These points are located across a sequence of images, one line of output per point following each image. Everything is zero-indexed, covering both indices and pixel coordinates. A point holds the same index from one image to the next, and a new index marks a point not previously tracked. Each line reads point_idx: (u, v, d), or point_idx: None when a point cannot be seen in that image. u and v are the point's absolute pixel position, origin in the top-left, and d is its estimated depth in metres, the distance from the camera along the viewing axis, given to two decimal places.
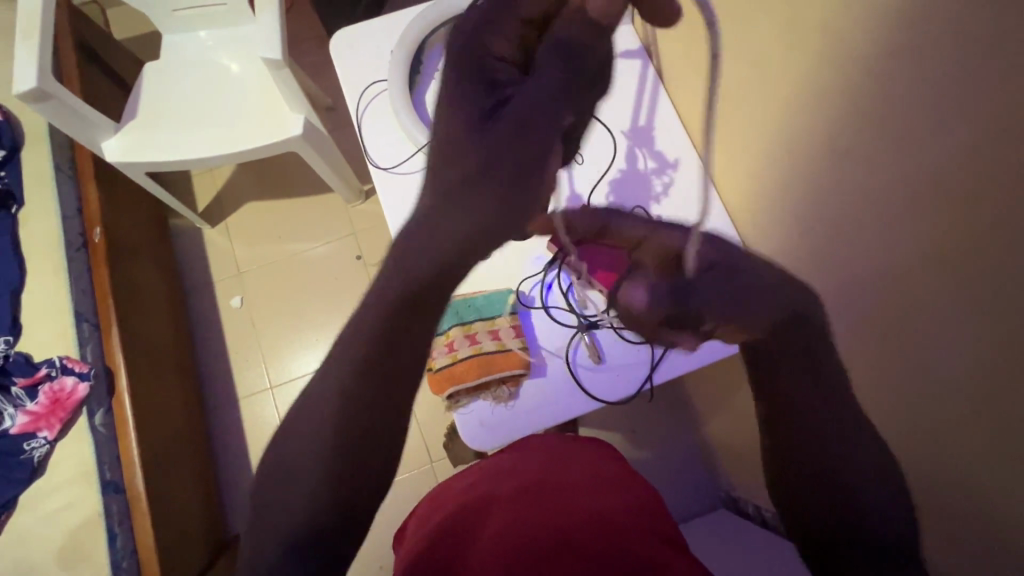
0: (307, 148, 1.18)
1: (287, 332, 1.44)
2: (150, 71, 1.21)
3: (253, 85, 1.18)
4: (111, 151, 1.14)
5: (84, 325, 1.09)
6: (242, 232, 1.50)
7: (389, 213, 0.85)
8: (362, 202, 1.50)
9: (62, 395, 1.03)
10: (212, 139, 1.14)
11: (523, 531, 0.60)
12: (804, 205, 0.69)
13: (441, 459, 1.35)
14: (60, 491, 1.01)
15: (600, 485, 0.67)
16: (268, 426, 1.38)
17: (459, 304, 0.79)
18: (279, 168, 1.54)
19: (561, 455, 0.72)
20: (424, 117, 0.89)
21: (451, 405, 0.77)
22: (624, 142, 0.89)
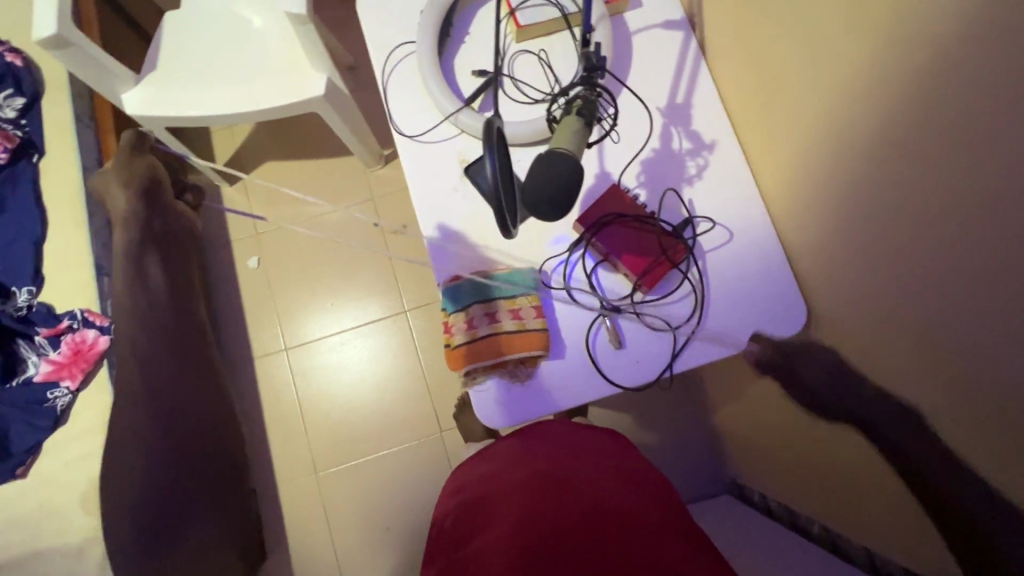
0: (328, 110, 1.15)
1: (303, 296, 1.44)
2: (170, 21, 1.17)
3: (274, 41, 1.15)
4: (129, 104, 1.12)
5: (103, 280, 1.12)
6: (260, 192, 1.49)
7: (412, 183, 0.82)
8: (381, 166, 1.47)
9: (83, 347, 1.06)
10: (231, 96, 1.12)
11: (540, 525, 0.61)
12: (849, 197, 0.65)
13: (451, 429, 1.37)
14: (82, 439, 1.04)
15: (610, 474, 0.68)
16: (282, 387, 1.40)
17: (479, 281, 0.78)
18: (299, 128, 1.51)
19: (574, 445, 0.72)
20: (452, 84, 0.85)
21: (468, 382, 0.76)
22: (660, 119, 0.85)
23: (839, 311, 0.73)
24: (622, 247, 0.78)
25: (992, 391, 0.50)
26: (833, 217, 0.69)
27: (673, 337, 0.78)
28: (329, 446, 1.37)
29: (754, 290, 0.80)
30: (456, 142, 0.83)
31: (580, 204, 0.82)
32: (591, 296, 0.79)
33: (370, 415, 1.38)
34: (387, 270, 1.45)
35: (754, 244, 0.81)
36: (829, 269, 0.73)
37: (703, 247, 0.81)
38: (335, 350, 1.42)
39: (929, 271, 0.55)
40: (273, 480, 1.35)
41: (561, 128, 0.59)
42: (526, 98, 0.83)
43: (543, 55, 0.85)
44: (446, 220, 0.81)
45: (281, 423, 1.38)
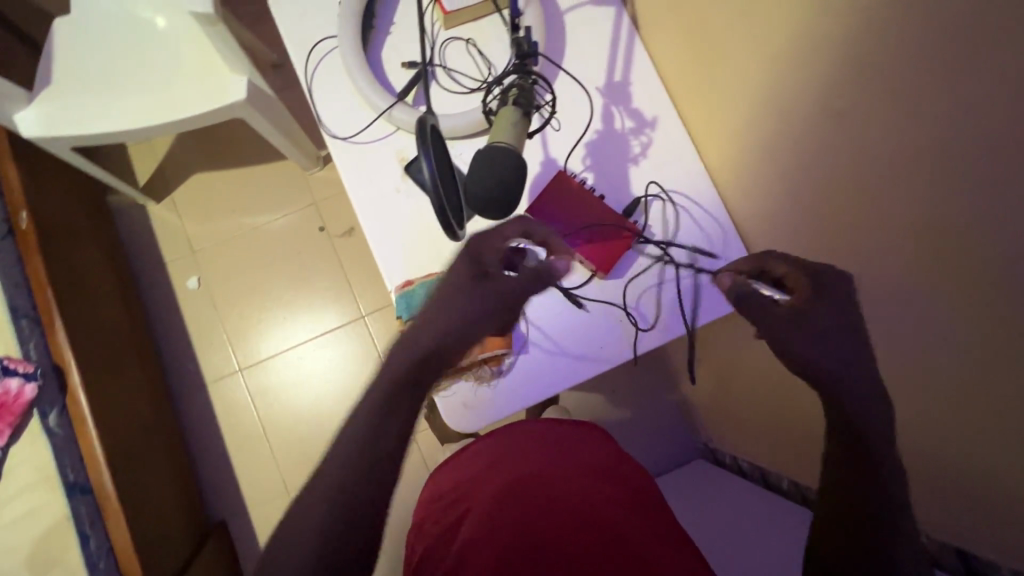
0: (254, 114, 1.08)
1: (252, 313, 1.37)
2: (59, 28, 1.06)
3: (184, 43, 1.05)
4: (26, 125, 1.01)
5: (22, 322, 1.02)
6: (190, 207, 1.39)
7: (350, 188, 0.78)
8: (320, 168, 1.40)
9: (6, 399, 0.96)
10: (144, 107, 1.03)
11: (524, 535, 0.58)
12: (793, 165, 0.66)
13: (423, 431, 1.34)
14: (22, 496, 0.96)
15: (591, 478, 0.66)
16: (242, 409, 1.33)
17: (433, 284, 0.74)
18: (225, 134, 1.41)
19: (552, 446, 0.72)
20: (381, 78, 0.81)
21: (432, 389, 0.74)
22: (600, 99, 0.84)
23: None
24: (576, 233, 0.76)
25: (942, 344, 0.52)
26: (778, 186, 0.70)
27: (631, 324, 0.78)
28: (299, 464, 1.32)
29: (706, 264, 0.80)
30: (393, 140, 0.79)
31: (528, 194, 0.80)
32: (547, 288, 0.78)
33: (338, 428, 1.34)
34: (339, 276, 1.39)
35: (703, 218, 0.82)
36: (778, 236, 0.74)
37: (653, 226, 0.81)
38: (293, 365, 1.36)
39: (871, 231, 0.56)
40: (244, 508, 1.30)
41: (499, 121, 0.56)
42: (461, 87, 0.79)
43: (475, 42, 0.81)
44: (391, 224, 0.77)
45: (245, 448, 1.32)
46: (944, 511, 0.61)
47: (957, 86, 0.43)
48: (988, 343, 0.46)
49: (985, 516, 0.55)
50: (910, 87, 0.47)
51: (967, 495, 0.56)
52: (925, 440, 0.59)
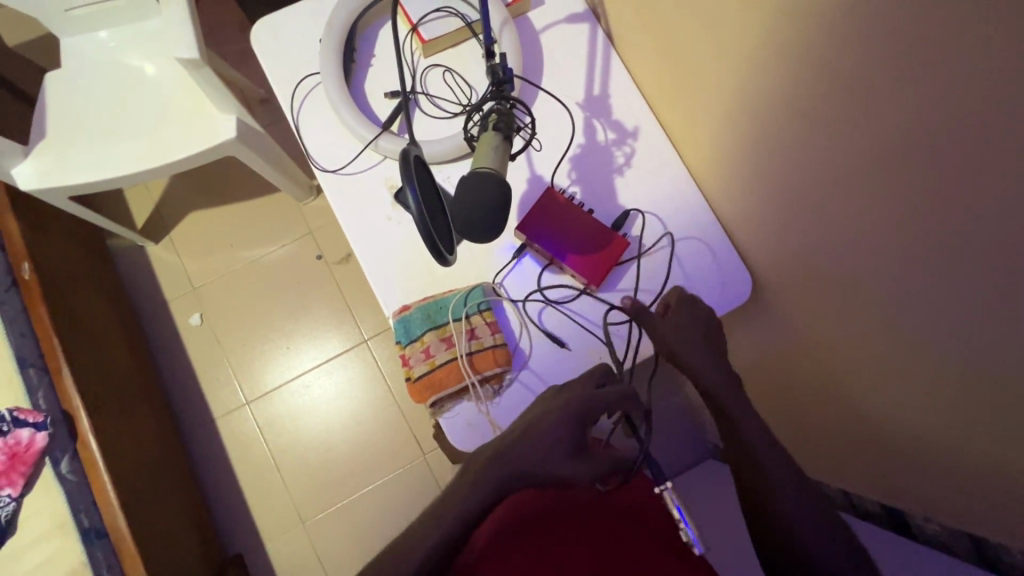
0: (245, 150, 1.10)
1: (255, 345, 1.38)
2: (51, 81, 1.09)
3: (173, 87, 1.08)
4: (23, 178, 1.03)
5: (30, 371, 1.04)
6: (189, 245, 1.41)
7: (342, 219, 0.79)
8: (314, 197, 1.43)
9: (19, 448, 0.97)
10: (138, 152, 1.05)
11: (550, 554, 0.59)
12: (776, 165, 0.67)
13: (433, 450, 1.35)
14: (38, 545, 0.96)
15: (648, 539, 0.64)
16: (251, 441, 1.34)
17: (429, 307, 0.75)
18: (219, 171, 1.44)
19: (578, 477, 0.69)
20: (366, 110, 0.82)
21: (436, 412, 0.74)
22: (581, 114, 0.85)
23: (780, 274, 0.76)
24: (566, 248, 0.77)
25: (933, 330, 0.53)
26: (763, 186, 0.72)
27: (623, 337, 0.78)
28: (312, 492, 1.32)
29: (697, 268, 0.81)
30: (381, 169, 0.80)
31: (517, 212, 0.82)
32: (541, 304, 0.79)
33: (348, 453, 1.34)
34: (339, 302, 1.40)
35: (690, 222, 0.83)
36: (768, 234, 0.75)
37: (642, 234, 0.82)
38: (299, 394, 1.37)
39: (861, 223, 0.57)
40: (260, 540, 1.30)
41: (480, 146, 0.58)
42: (444, 113, 0.81)
43: (454, 67, 0.83)
44: (385, 251, 0.78)
45: (257, 480, 1.32)
46: (950, 497, 0.61)
47: (926, 79, 0.44)
48: (982, 327, 0.47)
49: (991, 500, 0.55)
50: (885, 83, 0.48)
51: (972, 480, 0.56)
52: (928, 427, 0.59)
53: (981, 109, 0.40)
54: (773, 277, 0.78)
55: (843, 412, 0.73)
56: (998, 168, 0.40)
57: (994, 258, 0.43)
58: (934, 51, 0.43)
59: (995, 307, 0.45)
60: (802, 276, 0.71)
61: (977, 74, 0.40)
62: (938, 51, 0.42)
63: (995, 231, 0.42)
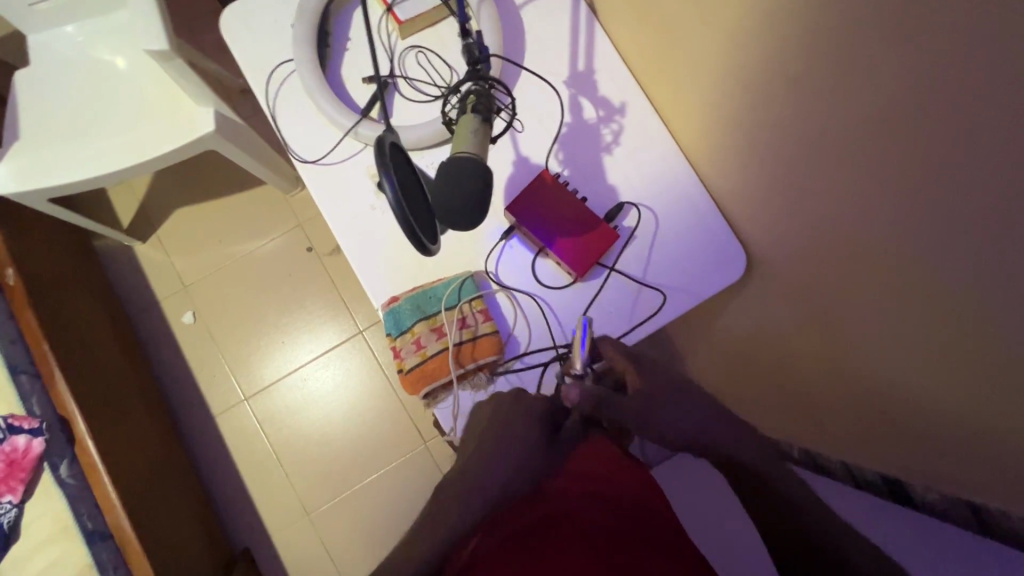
0: (225, 143, 1.07)
1: (251, 341, 1.37)
2: (21, 81, 1.05)
3: (147, 81, 1.05)
4: None
5: (22, 378, 1.03)
6: (177, 243, 1.39)
7: (325, 211, 0.77)
8: (301, 188, 1.40)
9: (17, 455, 0.97)
10: (115, 150, 1.02)
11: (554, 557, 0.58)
12: (768, 136, 0.65)
13: (434, 437, 1.35)
14: (43, 549, 0.97)
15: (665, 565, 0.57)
16: (251, 437, 1.34)
17: (418, 298, 0.74)
18: (202, 166, 1.41)
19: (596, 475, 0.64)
20: (344, 97, 0.80)
21: (430, 402, 0.73)
22: (566, 91, 0.83)
23: (775, 249, 0.75)
24: (556, 232, 0.75)
25: (929, 301, 0.51)
26: (754, 157, 0.70)
27: (616, 324, 0.78)
28: (315, 484, 1.33)
29: (691, 249, 0.80)
30: (362, 157, 0.78)
31: (506, 195, 0.79)
32: (534, 291, 0.77)
33: (350, 444, 1.34)
34: (332, 293, 1.39)
35: (682, 199, 0.81)
36: (763, 207, 0.73)
37: (635, 225, 0.79)
38: (297, 387, 1.36)
39: (854, 194, 0.55)
40: (267, 533, 1.31)
41: (460, 130, 0.56)
42: (424, 96, 0.79)
43: (433, 49, 0.80)
44: (370, 243, 0.76)
45: (260, 474, 1.33)
46: (949, 466, 0.60)
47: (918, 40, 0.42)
48: (977, 295, 0.46)
49: (994, 470, 0.54)
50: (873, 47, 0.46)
51: (972, 451, 0.55)
52: (926, 398, 0.58)
53: (975, 70, 0.38)
54: (769, 253, 0.77)
55: (840, 384, 0.73)
56: (993, 132, 0.39)
57: (989, 227, 0.42)
58: (925, 10, 0.40)
59: (992, 276, 0.43)
60: (798, 249, 0.69)
61: (970, 33, 0.37)
62: (929, 10, 0.40)
63: (987, 198, 0.41)
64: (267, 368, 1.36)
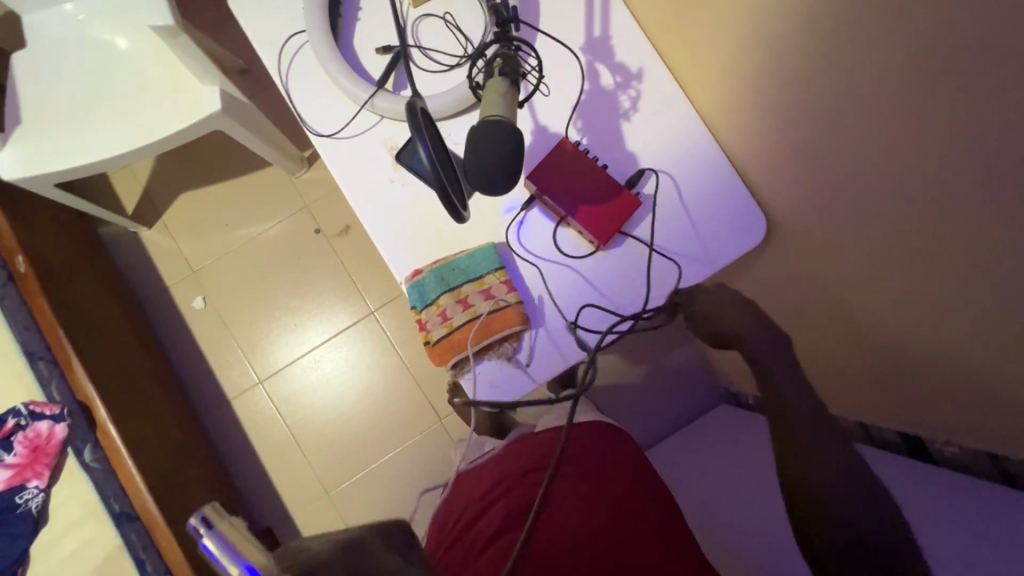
0: (231, 123, 1.05)
1: (262, 324, 1.37)
2: (19, 63, 1.03)
3: (149, 59, 1.03)
4: (3, 167, 0.99)
5: (40, 364, 1.03)
6: (183, 227, 1.38)
7: (344, 185, 0.77)
8: (306, 169, 1.39)
9: (40, 441, 0.97)
10: (120, 131, 1.00)
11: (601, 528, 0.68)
12: (791, 95, 0.65)
13: (449, 415, 1.36)
14: (72, 532, 0.98)
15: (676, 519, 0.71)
16: (267, 420, 1.35)
17: (442, 270, 0.74)
18: (204, 149, 1.39)
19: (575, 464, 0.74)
20: (358, 68, 0.79)
21: (457, 373, 0.74)
22: (583, 58, 0.82)
23: (794, 212, 0.76)
24: (578, 202, 0.75)
25: (961, 255, 0.52)
26: (775, 120, 0.69)
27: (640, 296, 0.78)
28: (333, 464, 1.34)
29: (712, 215, 0.80)
30: (379, 130, 0.77)
31: (525, 165, 0.79)
32: (556, 262, 0.77)
33: (365, 424, 1.36)
34: (342, 274, 1.38)
35: (701, 165, 0.81)
36: (783, 171, 0.73)
37: (655, 192, 0.79)
38: (311, 369, 1.37)
39: (879, 151, 0.55)
40: (287, 514, 1.32)
41: (488, 94, 0.55)
42: (440, 66, 0.77)
43: (447, 17, 0.79)
44: (391, 216, 0.76)
45: (277, 457, 1.34)
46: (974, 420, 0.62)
47: None
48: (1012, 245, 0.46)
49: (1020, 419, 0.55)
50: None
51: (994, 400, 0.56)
52: (948, 353, 0.59)
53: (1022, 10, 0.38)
54: (789, 217, 0.77)
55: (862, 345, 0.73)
56: None
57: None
58: None
59: (1022, 226, 0.44)
60: (818, 212, 0.70)
61: None
62: None
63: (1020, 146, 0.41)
64: (280, 352, 1.37)
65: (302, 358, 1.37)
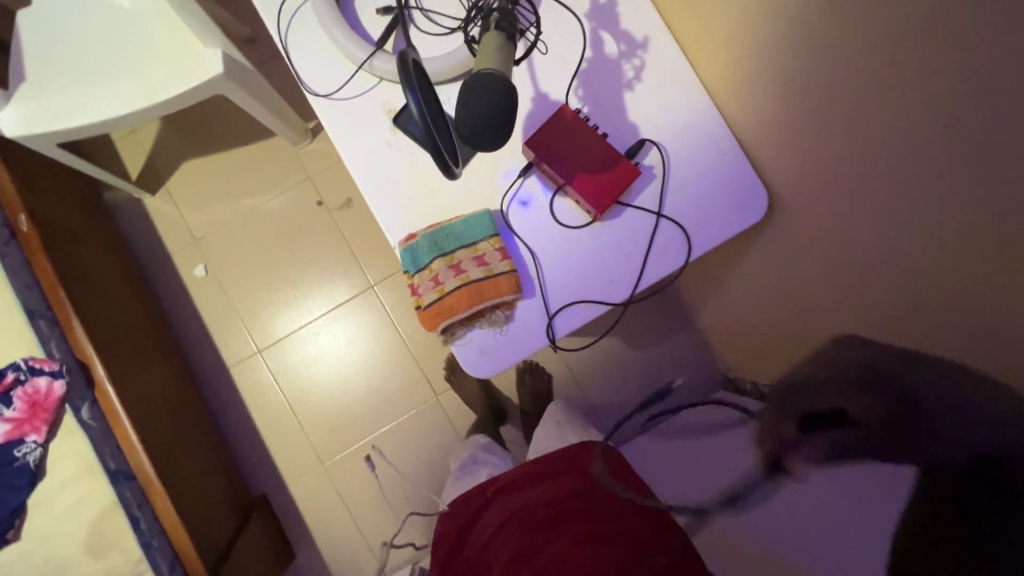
0: (235, 88, 1.05)
1: (263, 295, 1.37)
2: (24, 19, 1.02)
3: (155, 19, 1.02)
4: (8, 124, 1.00)
5: (40, 322, 1.03)
6: (186, 195, 1.38)
7: (340, 147, 0.76)
8: (310, 141, 1.39)
9: (38, 397, 0.98)
10: (125, 90, 1.00)
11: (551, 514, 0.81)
12: (805, 60, 0.63)
13: (446, 391, 1.36)
14: (70, 487, 0.99)
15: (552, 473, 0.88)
16: (266, 389, 1.36)
17: (436, 235, 0.73)
18: (208, 117, 1.39)
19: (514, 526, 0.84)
20: (357, 28, 0.77)
21: (448, 338, 0.74)
22: (587, 24, 0.80)
23: (798, 187, 0.74)
24: (576, 169, 0.74)
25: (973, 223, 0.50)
26: (785, 89, 0.67)
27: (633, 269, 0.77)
28: (329, 435, 1.35)
29: (714, 188, 0.78)
30: (377, 92, 0.76)
31: (524, 131, 0.77)
32: (551, 230, 0.77)
33: (361, 397, 1.36)
34: (344, 247, 1.38)
35: (704, 137, 0.79)
36: (789, 144, 0.71)
37: (656, 163, 0.78)
38: (310, 340, 1.37)
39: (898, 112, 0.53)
40: (283, 482, 1.34)
41: (482, 48, 0.54)
42: (440, 29, 0.76)
43: None
44: (387, 179, 0.75)
45: (275, 426, 1.35)
46: None
47: None
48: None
49: None
50: None
51: None
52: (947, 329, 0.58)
53: None
54: (793, 193, 0.76)
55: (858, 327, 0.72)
56: None
57: None
58: None
59: None
60: (824, 187, 0.68)
61: None
62: None
63: None
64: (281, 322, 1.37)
65: (302, 329, 1.37)
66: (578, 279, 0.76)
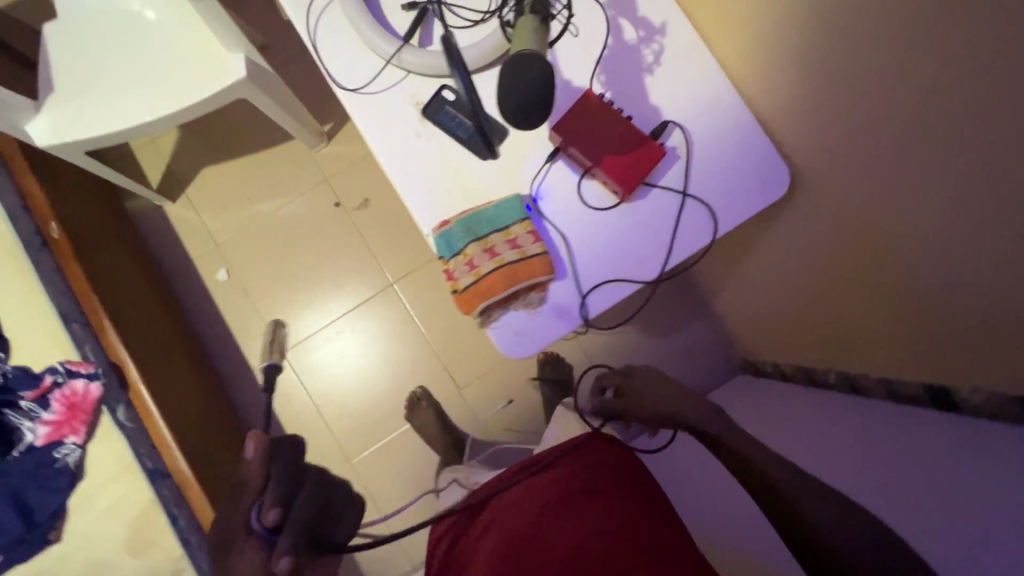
0: (257, 92, 1.07)
1: (283, 297, 1.39)
2: (51, 31, 1.05)
3: (178, 27, 1.04)
4: (40, 134, 1.02)
5: (74, 327, 1.05)
6: (206, 201, 1.41)
7: (370, 138, 0.78)
8: (326, 144, 1.41)
9: (76, 399, 0.99)
10: (151, 98, 1.03)
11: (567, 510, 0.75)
12: (825, 35, 0.64)
13: (467, 385, 1.38)
14: (108, 487, 1.01)
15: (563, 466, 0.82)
16: (289, 389, 1.37)
17: (468, 221, 0.75)
18: (225, 124, 1.41)
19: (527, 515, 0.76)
20: (383, 24, 0.79)
21: (484, 321, 0.75)
22: (606, 12, 0.82)
23: (819, 162, 0.76)
24: (603, 151, 0.76)
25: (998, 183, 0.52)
26: (805, 66, 0.69)
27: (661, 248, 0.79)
28: (353, 432, 1.37)
29: (735, 166, 0.80)
30: (405, 84, 0.78)
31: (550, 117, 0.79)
32: (580, 213, 0.78)
33: (384, 393, 1.38)
34: (362, 247, 1.40)
35: (723, 116, 0.80)
36: (809, 120, 0.73)
37: (680, 144, 0.79)
38: (331, 339, 1.39)
39: (923, 79, 0.55)
40: None
41: (519, 32, 0.57)
42: (465, 21, 0.78)
43: None
44: (416, 168, 0.77)
45: (299, 425, 1.37)
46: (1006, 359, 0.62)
47: None
48: None
49: None
50: None
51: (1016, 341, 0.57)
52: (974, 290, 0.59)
53: None
54: (813, 169, 0.77)
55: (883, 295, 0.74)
56: None
57: None
58: None
59: None
60: (846, 159, 0.70)
61: None
62: None
63: None
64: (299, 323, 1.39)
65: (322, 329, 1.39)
66: (608, 260, 0.78)
